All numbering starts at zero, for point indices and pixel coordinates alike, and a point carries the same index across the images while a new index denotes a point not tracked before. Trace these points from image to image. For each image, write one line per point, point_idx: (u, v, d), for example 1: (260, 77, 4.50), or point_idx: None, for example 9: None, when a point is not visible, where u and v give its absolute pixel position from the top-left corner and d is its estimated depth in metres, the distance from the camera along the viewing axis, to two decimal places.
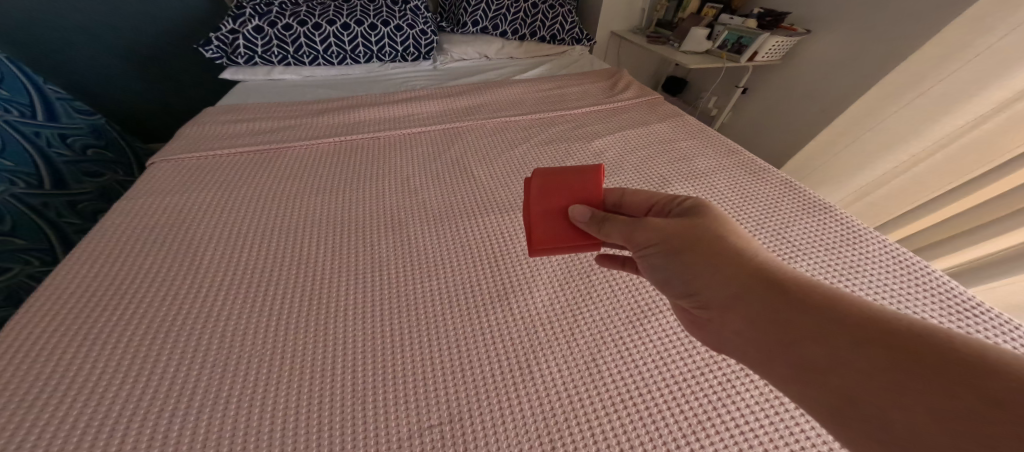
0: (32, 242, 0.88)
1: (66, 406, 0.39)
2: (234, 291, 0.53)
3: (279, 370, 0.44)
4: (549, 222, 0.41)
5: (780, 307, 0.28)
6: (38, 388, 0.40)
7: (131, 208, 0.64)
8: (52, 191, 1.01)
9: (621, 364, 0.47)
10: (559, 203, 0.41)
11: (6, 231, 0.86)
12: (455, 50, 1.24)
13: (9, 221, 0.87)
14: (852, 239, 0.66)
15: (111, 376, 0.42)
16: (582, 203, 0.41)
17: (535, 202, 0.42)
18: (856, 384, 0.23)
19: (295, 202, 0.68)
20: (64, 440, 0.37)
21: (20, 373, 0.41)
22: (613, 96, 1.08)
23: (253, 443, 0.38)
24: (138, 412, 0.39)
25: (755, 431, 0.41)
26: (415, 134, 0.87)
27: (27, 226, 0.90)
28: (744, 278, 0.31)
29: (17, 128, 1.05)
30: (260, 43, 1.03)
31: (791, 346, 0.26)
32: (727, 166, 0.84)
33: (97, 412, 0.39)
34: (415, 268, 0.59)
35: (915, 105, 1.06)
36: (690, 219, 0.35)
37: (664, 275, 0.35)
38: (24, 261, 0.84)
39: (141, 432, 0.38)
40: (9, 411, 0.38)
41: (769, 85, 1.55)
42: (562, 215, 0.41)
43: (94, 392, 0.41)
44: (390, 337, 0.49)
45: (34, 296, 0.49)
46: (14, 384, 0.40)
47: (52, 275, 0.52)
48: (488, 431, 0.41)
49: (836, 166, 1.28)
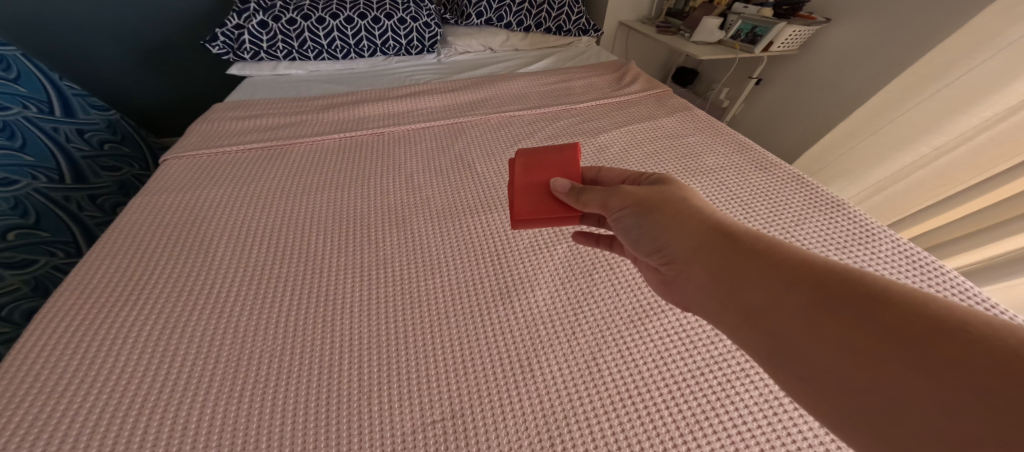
0: (55, 235, 0.92)
1: (88, 401, 0.41)
2: (246, 287, 0.54)
3: (290, 365, 0.46)
4: (530, 195, 0.44)
5: (733, 257, 0.29)
6: (67, 381, 0.43)
7: (147, 204, 0.67)
8: (73, 185, 1.06)
9: (621, 364, 0.48)
10: (541, 179, 0.45)
11: (32, 224, 0.90)
12: (459, 42, 1.22)
13: (34, 215, 0.91)
14: (864, 237, 0.65)
15: (129, 371, 0.44)
16: (562, 177, 0.44)
17: (518, 178, 0.45)
18: (797, 332, 0.24)
19: (304, 198, 0.69)
20: (91, 432, 0.39)
21: (45, 368, 0.44)
22: (620, 89, 1.07)
23: (263, 440, 0.40)
24: (158, 406, 0.42)
25: (753, 433, 0.41)
26: (419, 128, 0.87)
27: (49, 218, 0.94)
28: (703, 232, 0.32)
29: (38, 124, 1.09)
30: (264, 39, 1.04)
31: (742, 295, 0.27)
32: (736, 161, 0.83)
33: (117, 407, 0.41)
34: (420, 264, 0.60)
35: (939, 95, 1.02)
36: (658, 188, 0.37)
37: (633, 235, 0.37)
38: (49, 253, 0.88)
39: (163, 425, 0.40)
40: (38, 404, 0.41)
41: (785, 76, 1.51)
42: (543, 189, 0.44)
43: (114, 387, 0.43)
44: (399, 332, 0.51)
45: (57, 293, 0.52)
46: (41, 379, 0.43)
47: (74, 268, 0.55)
48: (489, 427, 0.42)
49: (852, 161, 1.25)
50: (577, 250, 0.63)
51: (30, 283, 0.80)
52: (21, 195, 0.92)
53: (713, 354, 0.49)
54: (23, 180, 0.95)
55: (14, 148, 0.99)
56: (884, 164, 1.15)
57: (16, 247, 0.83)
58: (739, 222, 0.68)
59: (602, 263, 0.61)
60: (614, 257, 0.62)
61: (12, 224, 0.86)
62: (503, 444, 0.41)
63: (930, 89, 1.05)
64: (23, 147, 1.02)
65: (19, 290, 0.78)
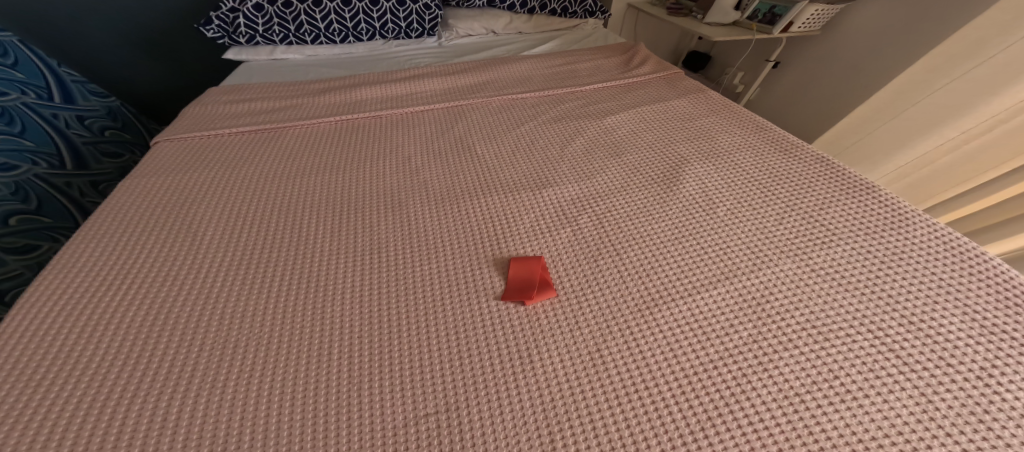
0: (57, 220, 1.03)
1: (70, 386, 0.41)
2: (238, 275, 0.54)
3: (279, 352, 0.45)
4: (515, 279, 0.53)
5: None
6: (50, 368, 0.42)
7: (137, 188, 0.66)
8: (74, 171, 1.16)
9: (629, 356, 0.45)
10: (518, 266, 0.54)
11: (34, 209, 1.00)
12: (460, 25, 1.20)
13: (36, 200, 1.01)
14: (896, 222, 0.60)
15: (113, 357, 0.44)
16: (533, 262, 0.54)
17: (501, 271, 0.55)
18: None
19: (300, 184, 0.68)
20: (68, 419, 0.38)
21: (30, 353, 0.44)
22: (628, 71, 1.03)
23: (236, 437, 0.38)
24: (141, 395, 0.41)
25: (774, 434, 0.38)
26: (418, 113, 0.86)
27: (50, 203, 1.04)
28: None
29: (37, 111, 1.16)
30: (261, 22, 1.03)
31: None
32: (754, 142, 0.78)
33: (99, 393, 0.41)
34: (417, 249, 0.58)
35: (970, 76, 0.94)
36: None
37: None
38: (52, 239, 0.99)
39: (143, 412, 0.39)
40: (20, 387, 0.41)
41: (806, 59, 1.43)
42: (522, 272, 0.53)
43: (96, 372, 0.42)
44: (394, 320, 0.49)
45: (44, 274, 0.52)
46: (24, 364, 0.43)
47: (61, 253, 0.54)
48: (486, 423, 0.40)
49: (870, 144, 1.17)
50: (581, 235, 0.60)
51: (32, 268, 0.91)
52: (21, 180, 1.02)
53: (727, 346, 0.46)
54: (24, 166, 1.05)
55: (15, 134, 1.07)
56: (905, 149, 1.08)
57: (17, 233, 0.93)
58: (757, 206, 0.64)
59: (607, 249, 0.58)
60: (621, 243, 0.59)
61: (14, 210, 0.95)
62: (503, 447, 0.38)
63: (962, 68, 0.97)
64: (22, 133, 1.09)
65: (22, 274, 0.89)
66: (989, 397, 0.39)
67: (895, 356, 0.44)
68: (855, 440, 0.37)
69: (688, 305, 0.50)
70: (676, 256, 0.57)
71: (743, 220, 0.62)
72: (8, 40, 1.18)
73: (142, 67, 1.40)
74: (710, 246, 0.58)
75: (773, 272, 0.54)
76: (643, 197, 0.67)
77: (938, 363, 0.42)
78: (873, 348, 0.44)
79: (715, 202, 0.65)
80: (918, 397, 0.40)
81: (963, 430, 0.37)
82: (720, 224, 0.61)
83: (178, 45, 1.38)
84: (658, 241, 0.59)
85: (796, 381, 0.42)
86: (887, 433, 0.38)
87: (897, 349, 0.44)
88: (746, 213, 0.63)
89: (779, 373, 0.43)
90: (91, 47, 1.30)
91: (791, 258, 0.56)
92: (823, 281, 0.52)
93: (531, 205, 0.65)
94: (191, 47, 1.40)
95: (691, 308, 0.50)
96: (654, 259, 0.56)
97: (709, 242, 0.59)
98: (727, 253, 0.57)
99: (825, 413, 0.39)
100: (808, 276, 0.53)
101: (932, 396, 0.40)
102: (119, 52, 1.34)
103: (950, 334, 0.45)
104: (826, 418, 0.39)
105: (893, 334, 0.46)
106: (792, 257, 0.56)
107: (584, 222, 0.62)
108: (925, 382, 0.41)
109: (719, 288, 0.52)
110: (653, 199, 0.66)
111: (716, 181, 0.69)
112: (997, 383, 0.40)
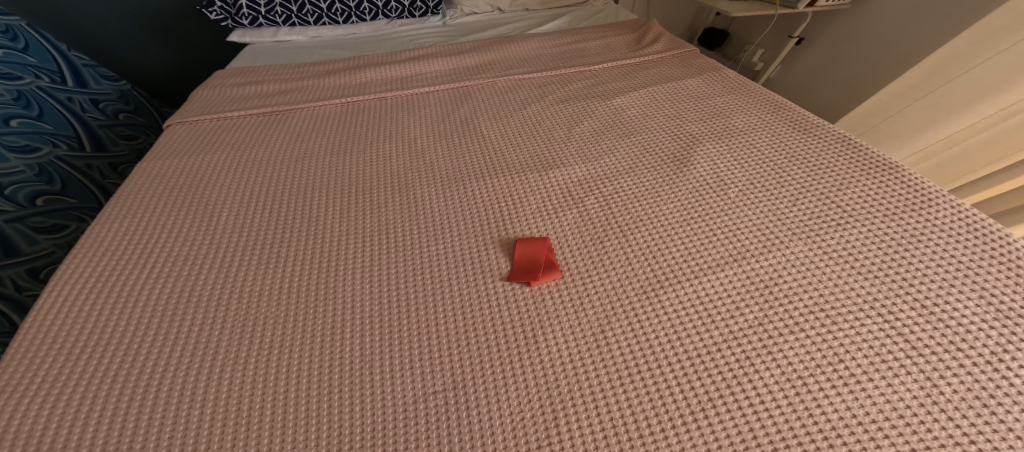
0: (82, 202, 1.09)
1: (93, 356, 0.44)
2: (247, 256, 0.55)
3: (286, 330, 0.47)
4: (523, 262, 0.53)
5: None
6: (78, 340, 0.45)
7: (152, 171, 0.68)
8: (93, 153, 1.21)
9: (633, 337, 0.45)
10: (524, 247, 0.54)
11: (59, 191, 1.05)
12: (465, 3, 1.18)
13: (59, 182, 1.06)
14: (919, 203, 0.57)
15: (131, 335, 0.46)
16: (539, 245, 0.54)
17: (507, 255, 0.55)
18: None
19: (307, 166, 0.69)
20: (89, 385, 0.41)
21: (58, 326, 0.47)
22: (639, 49, 0.99)
23: (235, 427, 0.39)
24: (156, 367, 0.43)
25: (773, 417, 0.38)
26: (424, 94, 0.85)
27: (74, 186, 1.09)
28: None
29: (53, 95, 1.20)
30: (262, 4, 1.02)
31: None
32: (770, 122, 0.75)
33: (119, 362, 0.44)
34: (422, 229, 0.59)
35: (1016, 49, 0.88)
36: None
37: None
38: (78, 220, 1.04)
39: (158, 381, 0.42)
40: (45, 356, 0.44)
41: (830, 33, 1.36)
42: (525, 254, 0.54)
43: (116, 347, 0.45)
44: (400, 299, 0.50)
45: (72, 254, 0.55)
46: (53, 336, 0.46)
47: (83, 233, 0.57)
48: (489, 395, 0.41)
49: (901, 122, 1.12)
50: (587, 217, 0.60)
51: (62, 246, 0.95)
52: (44, 162, 1.07)
53: (730, 330, 0.45)
54: (45, 148, 1.10)
55: (32, 118, 1.12)
56: (939, 126, 1.03)
57: (45, 214, 0.98)
58: (768, 188, 0.62)
59: (613, 230, 0.57)
60: (627, 224, 0.58)
61: (41, 191, 1.01)
62: (506, 423, 0.39)
63: (1006, 42, 0.90)
64: (41, 116, 1.14)
65: (54, 253, 0.94)
66: (997, 382, 0.38)
67: (903, 340, 0.42)
68: (858, 427, 0.36)
69: (693, 288, 0.49)
70: (682, 239, 0.56)
71: (754, 202, 0.60)
72: (15, 24, 1.22)
73: (154, 52, 1.43)
74: (719, 228, 0.57)
75: (782, 255, 0.52)
76: (650, 178, 0.65)
77: (948, 347, 0.41)
78: (883, 333, 0.43)
79: (726, 183, 0.63)
80: (922, 381, 0.39)
81: (965, 414, 0.36)
82: (729, 205, 0.60)
83: (188, 30, 1.40)
84: (665, 224, 0.58)
85: (800, 364, 0.41)
86: (888, 416, 0.37)
87: (907, 333, 0.43)
88: (758, 194, 0.61)
89: (782, 356, 0.42)
90: (100, 31, 1.33)
91: (802, 240, 0.54)
92: (835, 265, 0.51)
93: (537, 186, 0.65)
94: (202, 32, 1.42)
95: (696, 291, 0.49)
96: (659, 242, 0.55)
97: (718, 225, 0.57)
98: (737, 235, 0.56)
99: (826, 396, 0.39)
100: (819, 259, 0.51)
101: (937, 379, 0.39)
102: (126, 34, 1.36)
103: (964, 317, 0.43)
104: (829, 402, 0.38)
105: (904, 318, 0.44)
106: (804, 240, 0.54)
107: (590, 204, 0.62)
108: (930, 365, 0.40)
109: (725, 271, 0.51)
110: (662, 181, 0.65)
111: (729, 162, 0.67)
112: (1005, 367, 0.39)
